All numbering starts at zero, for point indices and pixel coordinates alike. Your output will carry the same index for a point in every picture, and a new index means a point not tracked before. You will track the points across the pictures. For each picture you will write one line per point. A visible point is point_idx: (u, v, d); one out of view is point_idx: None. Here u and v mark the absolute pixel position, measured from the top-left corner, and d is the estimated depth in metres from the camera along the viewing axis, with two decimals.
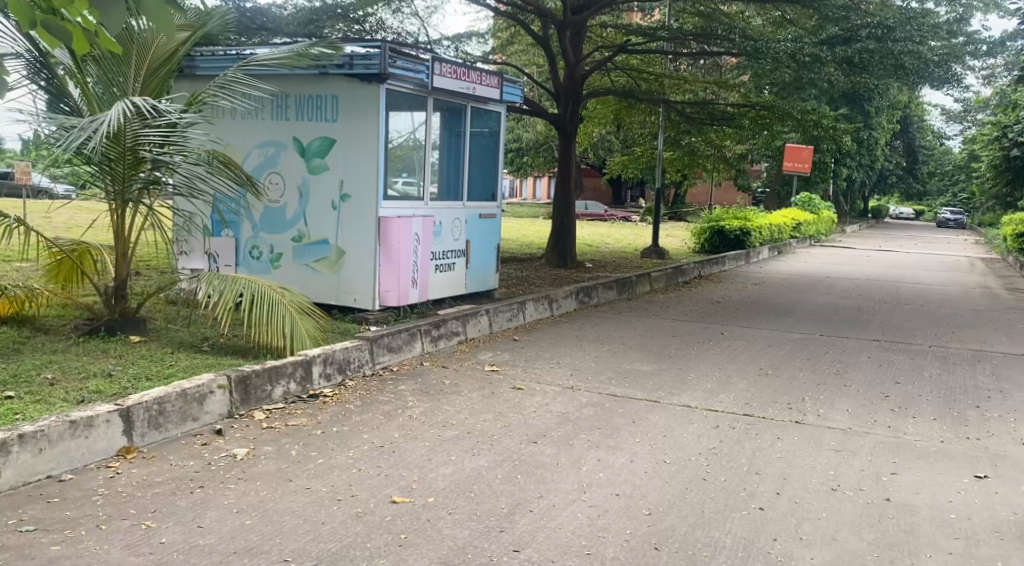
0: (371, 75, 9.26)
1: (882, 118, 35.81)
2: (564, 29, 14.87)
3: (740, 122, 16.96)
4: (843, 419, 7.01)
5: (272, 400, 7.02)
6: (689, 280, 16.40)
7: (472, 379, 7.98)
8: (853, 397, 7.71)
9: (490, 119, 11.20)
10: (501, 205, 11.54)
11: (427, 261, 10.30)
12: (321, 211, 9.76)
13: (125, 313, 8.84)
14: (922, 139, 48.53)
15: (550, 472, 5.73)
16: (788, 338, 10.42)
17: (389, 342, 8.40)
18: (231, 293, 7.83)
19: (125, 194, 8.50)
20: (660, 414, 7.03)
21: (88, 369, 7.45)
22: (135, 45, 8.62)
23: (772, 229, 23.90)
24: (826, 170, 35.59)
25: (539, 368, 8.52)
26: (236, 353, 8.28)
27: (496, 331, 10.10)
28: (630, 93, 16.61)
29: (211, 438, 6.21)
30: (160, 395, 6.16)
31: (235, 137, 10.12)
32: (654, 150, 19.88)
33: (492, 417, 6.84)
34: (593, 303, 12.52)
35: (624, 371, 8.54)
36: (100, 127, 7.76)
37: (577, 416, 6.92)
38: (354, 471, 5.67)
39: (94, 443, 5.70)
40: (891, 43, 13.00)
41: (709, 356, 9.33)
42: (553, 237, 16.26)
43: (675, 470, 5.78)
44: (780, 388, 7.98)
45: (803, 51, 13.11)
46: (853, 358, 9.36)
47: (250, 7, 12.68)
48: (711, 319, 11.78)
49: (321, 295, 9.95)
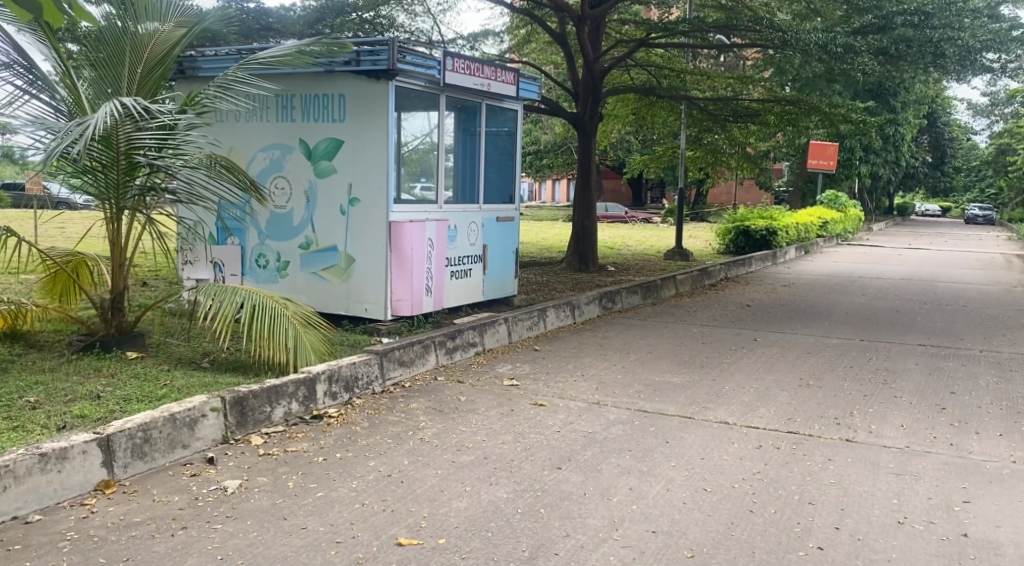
0: (379, 72, 8.69)
1: (909, 112, 34.87)
2: (582, 23, 14.11)
3: (766, 118, 16.20)
4: (897, 436, 6.33)
5: (271, 422, 6.43)
6: (716, 283, 15.71)
7: (490, 396, 7.35)
8: (906, 410, 7.01)
9: (507, 119, 10.58)
10: (519, 208, 10.91)
11: (441, 267, 9.67)
12: (329, 217, 9.19)
13: (122, 327, 8.28)
14: (949, 134, 47.85)
15: (579, 505, 5.11)
16: (827, 344, 9.74)
17: (400, 356, 7.79)
18: (230, 306, 7.26)
19: (120, 201, 7.96)
20: (695, 432, 6.40)
21: (74, 391, 6.88)
22: (127, 44, 8.13)
23: (798, 228, 23.15)
24: (852, 168, 34.91)
25: (562, 381, 7.88)
26: (237, 369, 7.71)
27: (516, 340, 9.48)
28: (652, 90, 15.85)
29: (201, 468, 5.63)
30: (146, 422, 5.60)
31: (240, 140, 9.59)
32: (676, 148, 19.22)
33: (512, 439, 6.21)
34: (617, 308, 11.91)
35: (653, 383, 7.90)
36: (87, 130, 7.19)
37: (604, 436, 6.29)
38: (357, 506, 5.07)
39: (69, 478, 5.15)
40: (930, 30, 12.31)
41: (745, 365, 8.67)
42: (573, 240, 15.66)
43: (718, 501, 5.16)
44: (825, 401, 7.29)
45: (836, 42, 12.40)
46: (900, 365, 8.67)
47: (254, 8, 12.16)
48: (742, 324, 11.10)
49: (329, 305, 9.38)
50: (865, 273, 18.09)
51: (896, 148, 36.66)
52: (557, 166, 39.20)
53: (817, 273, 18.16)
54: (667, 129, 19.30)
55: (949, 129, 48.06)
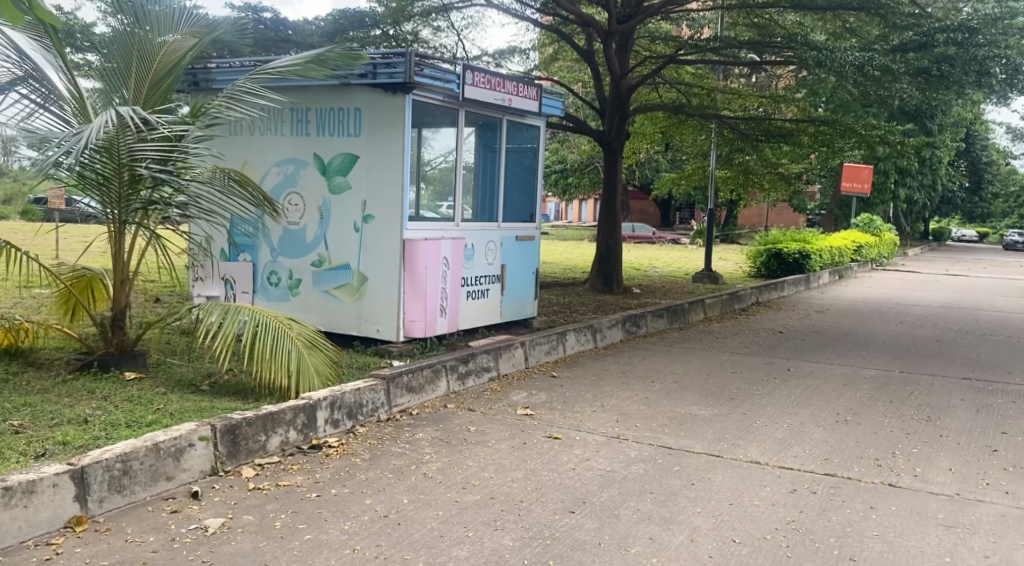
0: (396, 85, 8.28)
1: (947, 136, 34.01)
2: (609, 39, 13.52)
3: (800, 139, 15.59)
4: (946, 482, 5.75)
5: (266, 452, 5.98)
6: (746, 307, 15.16)
7: (502, 426, 6.88)
8: (954, 451, 6.43)
9: (530, 136, 10.14)
10: (540, 227, 10.41)
11: (457, 287, 9.20)
12: (343, 234, 8.77)
13: (122, 346, 7.85)
14: (987, 158, 46.81)
15: (592, 557, 4.69)
16: (865, 376, 9.17)
17: (409, 381, 7.32)
18: (232, 325, 6.84)
19: (123, 215, 7.54)
20: (724, 473, 5.89)
21: (62, 415, 6.48)
22: (134, 53, 7.76)
23: (832, 252, 22.51)
24: (887, 192, 34.10)
25: (580, 411, 7.41)
26: (239, 392, 7.26)
27: (533, 365, 9.00)
28: (680, 108, 15.30)
29: (184, 503, 5.23)
30: (126, 452, 5.22)
31: (253, 154, 9.20)
32: (706, 167, 18.78)
33: (522, 476, 5.74)
34: (642, 333, 11.40)
35: (679, 416, 7.37)
36: (86, 141, 6.80)
37: (624, 476, 5.79)
38: (347, 552, 4.71)
39: (35, 514, 4.81)
40: (974, 48, 11.69)
41: (778, 397, 8.13)
42: (598, 261, 15.16)
43: (747, 555, 4.70)
44: (864, 440, 6.73)
45: (873, 63, 11.68)
46: (944, 401, 8.05)
47: (272, 18, 11.76)
48: (773, 352, 10.54)
49: (340, 326, 8.93)
50: (902, 300, 17.40)
51: (932, 171, 35.85)
52: (584, 186, 38.84)
53: (851, 299, 17.53)
54: (696, 148, 18.79)
55: (987, 153, 46.97)
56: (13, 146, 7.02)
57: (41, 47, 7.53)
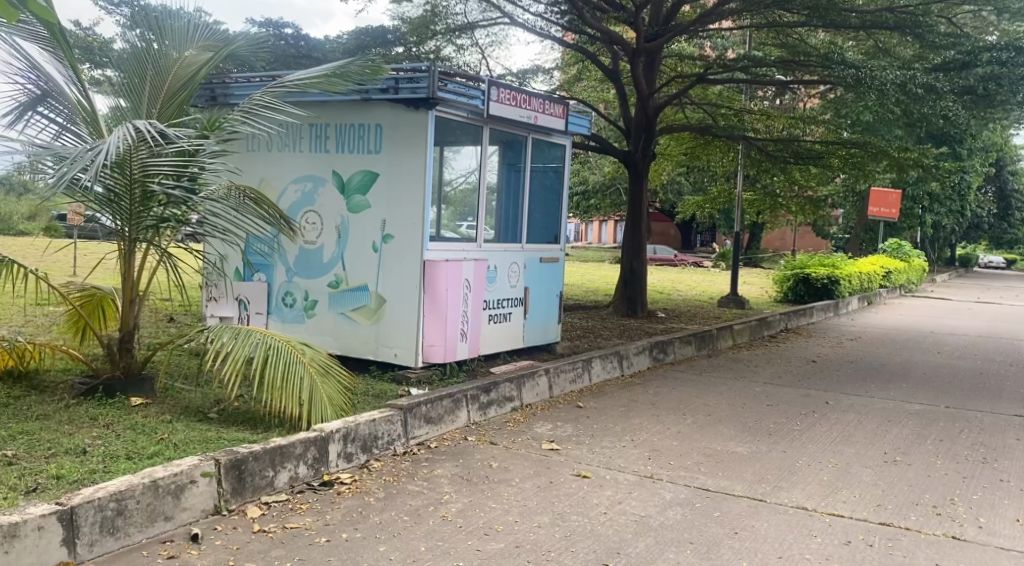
0: (418, 100, 7.88)
1: (977, 161, 33.36)
2: (637, 57, 12.94)
3: (830, 161, 15.05)
4: (1015, 536, 5.26)
5: (273, 489, 5.56)
6: (775, 334, 14.66)
7: (526, 462, 6.43)
8: (1019, 499, 5.93)
9: (555, 155, 9.70)
10: (564, 249, 9.96)
11: (479, 310, 8.77)
12: (361, 254, 8.37)
13: (129, 369, 7.43)
14: (1016, 184, 46.01)
15: None
16: (910, 411, 8.64)
17: (428, 412, 6.89)
18: (241, 351, 6.41)
19: (133, 232, 7.14)
20: (769, 519, 5.43)
21: (59, 445, 6.07)
22: (148, 67, 7.39)
23: (861, 278, 21.93)
24: (914, 218, 33.46)
25: (609, 447, 6.94)
26: (249, 422, 6.82)
27: (557, 394, 8.54)
28: (707, 129, 14.81)
29: (182, 548, 4.85)
30: (121, 491, 4.84)
31: (270, 171, 8.82)
32: (732, 189, 18.29)
33: (549, 521, 5.29)
34: (669, 360, 10.91)
35: (714, 453, 6.89)
36: (98, 156, 6.43)
37: (659, 521, 5.33)
38: None
39: (18, 561, 4.45)
40: (1020, 68, 11.13)
41: (819, 434, 7.62)
42: (622, 284, 14.69)
43: None
44: (918, 484, 6.22)
45: (916, 81, 11.11)
46: (998, 441, 7.52)
47: (291, 32, 11.39)
48: (810, 384, 10.01)
49: (357, 350, 8.50)
50: (936, 328, 16.81)
51: (961, 197, 35.16)
52: (605, 207, 38.29)
53: (883, 326, 16.96)
54: (722, 170, 18.27)
55: (1015, 180, 46.14)
56: (39, 161, 6.60)
57: (54, 61, 7.12)
